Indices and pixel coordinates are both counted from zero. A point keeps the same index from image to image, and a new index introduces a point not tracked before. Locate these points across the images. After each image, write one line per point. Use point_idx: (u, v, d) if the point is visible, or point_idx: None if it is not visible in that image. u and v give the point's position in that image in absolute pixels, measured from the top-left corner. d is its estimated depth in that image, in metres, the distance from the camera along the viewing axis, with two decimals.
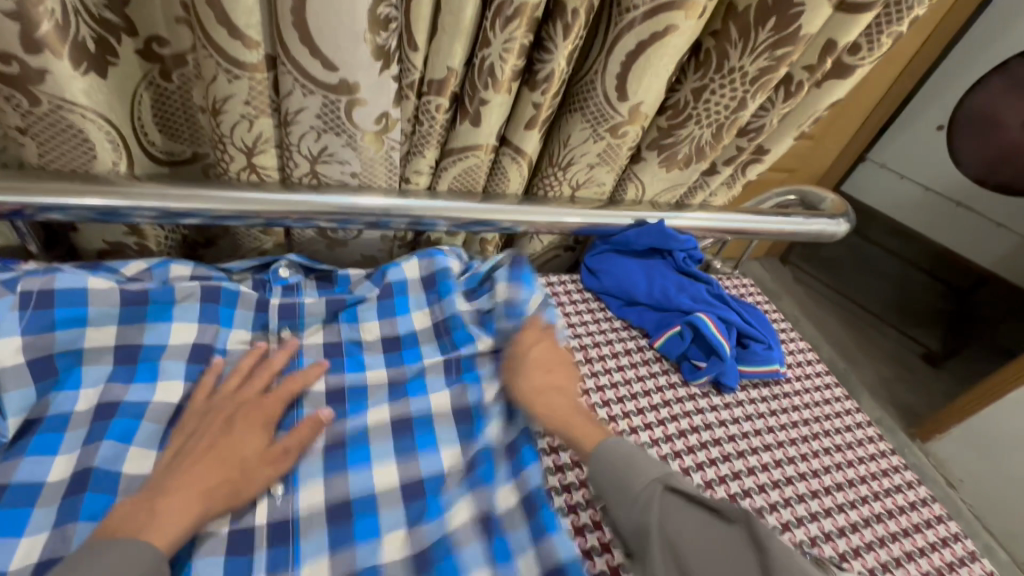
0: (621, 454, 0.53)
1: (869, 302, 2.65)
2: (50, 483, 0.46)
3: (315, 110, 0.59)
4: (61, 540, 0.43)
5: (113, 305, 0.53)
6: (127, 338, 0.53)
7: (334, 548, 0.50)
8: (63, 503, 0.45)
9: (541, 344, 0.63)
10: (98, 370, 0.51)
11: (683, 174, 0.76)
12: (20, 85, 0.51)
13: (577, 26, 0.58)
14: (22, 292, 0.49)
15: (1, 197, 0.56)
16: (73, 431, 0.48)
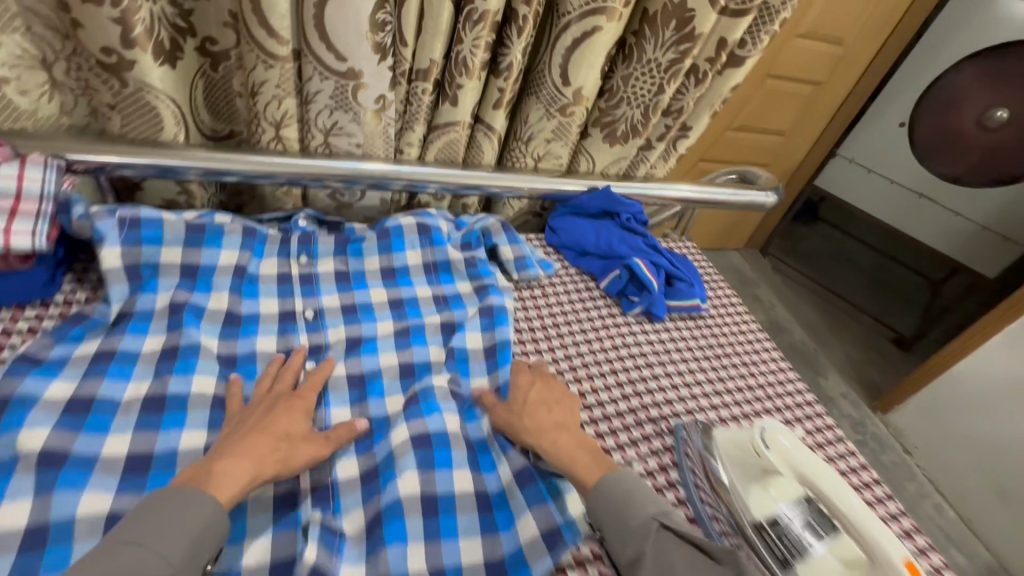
0: (620, 488, 0.58)
1: (846, 292, 2.78)
2: (145, 353, 0.63)
3: (329, 92, 0.77)
4: (159, 386, 0.61)
5: (180, 232, 0.70)
6: (190, 258, 0.70)
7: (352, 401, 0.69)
8: (158, 366, 0.63)
9: (535, 385, 0.71)
10: (169, 281, 0.68)
11: (626, 148, 0.95)
12: (116, 71, 0.69)
13: (528, 28, 0.76)
14: (122, 217, 0.67)
15: (88, 157, 0.73)
16: (156, 321, 0.65)
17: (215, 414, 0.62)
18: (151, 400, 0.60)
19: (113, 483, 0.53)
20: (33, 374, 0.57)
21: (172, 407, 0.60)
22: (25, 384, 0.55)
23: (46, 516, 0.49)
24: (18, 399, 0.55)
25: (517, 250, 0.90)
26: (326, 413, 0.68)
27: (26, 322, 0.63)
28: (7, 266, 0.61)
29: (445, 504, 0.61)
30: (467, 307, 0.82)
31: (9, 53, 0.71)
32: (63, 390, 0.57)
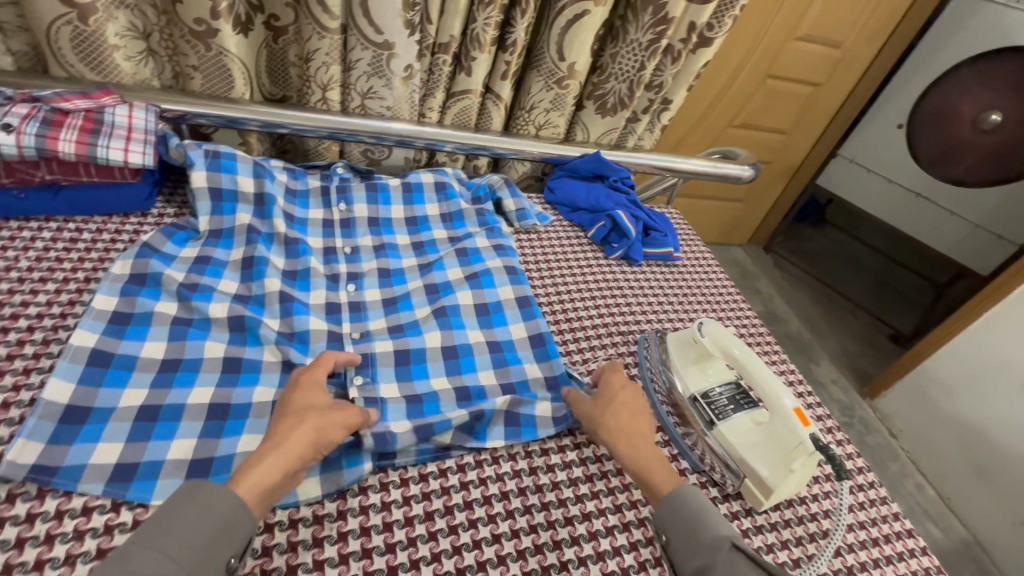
0: (694, 503, 0.60)
1: (848, 290, 2.71)
2: (232, 261, 0.78)
3: (368, 60, 0.95)
4: (246, 288, 0.75)
5: (249, 163, 0.87)
6: (259, 187, 0.86)
7: (387, 315, 0.79)
8: (243, 270, 0.77)
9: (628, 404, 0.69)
10: (245, 208, 0.84)
11: (616, 119, 1.11)
12: (203, 38, 0.87)
13: (530, 10, 0.93)
14: (207, 150, 0.85)
15: (173, 107, 0.90)
16: (238, 237, 0.80)
17: (286, 304, 0.74)
18: (240, 295, 0.74)
19: (224, 337, 0.68)
20: (154, 258, 0.72)
21: (255, 301, 0.73)
22: (149, 265, 0.71)
23: (179, 355, 0.65)
24: (151, 275, 0.70)
25: (518, 204, 1.04)
26: (365, 322, 0.77)
27: (132, 226, 0.81)
28: (122, 178, 0.80)
29: (476, 392, 0.73)
30: (476, 241, 0.93)
31: (120, 27, 0.86)
32: (176, 274, 0.72)
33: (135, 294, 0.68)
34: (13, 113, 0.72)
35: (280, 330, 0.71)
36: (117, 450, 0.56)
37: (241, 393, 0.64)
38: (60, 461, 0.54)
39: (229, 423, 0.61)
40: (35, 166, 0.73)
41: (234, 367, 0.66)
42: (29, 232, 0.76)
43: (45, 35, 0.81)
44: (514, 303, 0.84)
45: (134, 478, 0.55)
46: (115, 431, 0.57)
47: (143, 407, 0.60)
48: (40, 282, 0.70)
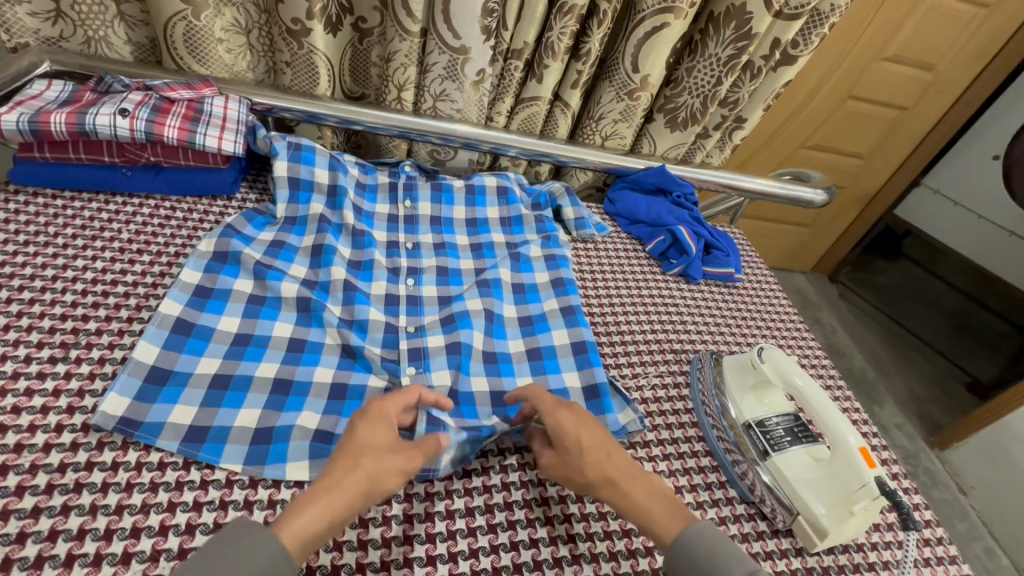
0: (703, 546, 0.52)
1: (921, 330, 2.52)
2: (303, 247, 0.82)
3: (443, 64, 0.98)
4: (314, 274, 0.79)
5: (325, 156, 0.92)
6: (332, 180, 0.90)
7: (442, 313, 0.81)
8: (312, 257, 0.81)
9: (587, 433, 0.60)
10: (319, 198, 0.89)
11: (686, 134, 1.08)
12: (298, 36, 0.93)
13: (606, 20, 0.93)
14: (290, 141, 0.90)
15: (261, 101, 0.96)
16: (310, 225, 0.85)
17: (349, 293, 0.77)
18: (308, 282, 0.77)
19: (292, 317, 0.72)
20: (235, 238, 0.77)
21: (320, 287, 0.77)
22: (230, 245, 0.76)
23: (251, 330, 0.70)
24: (232, 253, 0.76)
25: (578, 212, 1.04)
26: (420, 317, 0.79)
27: (218, 209, 0.87)
28: (214, 163, 0.86)
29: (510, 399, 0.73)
30: (532, 247, 0.94)
31: (226, 22, 0.94)
32: (253, 253, 0.77)
33: (217, 271, 0.74)
34: (129, 100, 0.80)
35: (341, 317, 0.74)
36: (192, 413, 0.61)
37: (304, 372, 0.67)
38: (143, 417, 0.59)
39: (290, 399, 0.65)
40: (143, 148, 0.80)
41: (299, 348, 0.70)
42: (130, 207, 0.83)
43: (162, 28, 0.89)
44: (559, 312, 0.83)
45: (205, 441, 0.59)
46: (192, 396, 0.62)
47: (216, 376, 0.64)
48: (137, 253, 0.76)
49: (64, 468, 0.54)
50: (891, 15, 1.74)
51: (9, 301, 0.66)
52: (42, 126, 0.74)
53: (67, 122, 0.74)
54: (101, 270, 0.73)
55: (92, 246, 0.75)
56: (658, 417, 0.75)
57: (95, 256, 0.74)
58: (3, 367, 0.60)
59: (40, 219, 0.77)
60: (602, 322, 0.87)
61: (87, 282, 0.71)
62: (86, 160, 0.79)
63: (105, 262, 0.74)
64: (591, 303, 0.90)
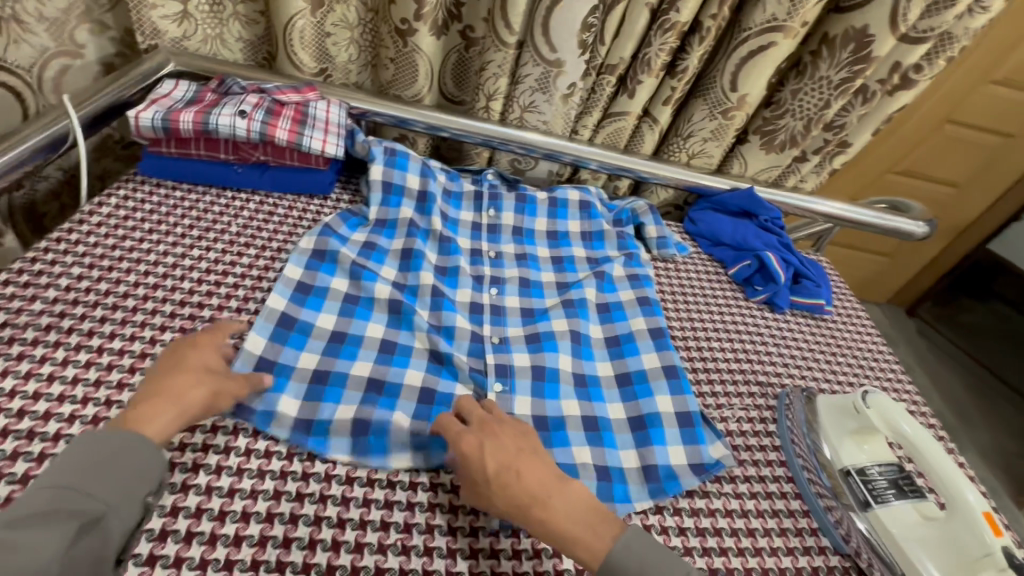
0: (632, 559, 0.52)
1: (1013, 377, 2.32)
2: (393, 250, 0.84)
3: (536, 76, 0.99)
4: (403, 276, 0.81)
5: (417, 162, 0.94)
6: (422, 185, 0.93)
7: (526, 325, 0.81)
8: (402, 261, 0.83)
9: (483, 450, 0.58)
10: (408, 202, 0.91)
11: (780, 157, 1.05)
12: (405, 39, 0.95)
13: (709, 38, 0.90)
14: (386, 147, 0.93)
15: (359, 104, 1.00)
16: (400, 229, 0.87)
17: (436, 298, 0.79)
18: (398, 285, 0.79)
19: (383, 318, 0.75)
20: (333, 238, 0.81)
21: (409, 290, 0.79)
22: (329, 244, 0.80)
23: (346, 328, 0.72)
24: (330, 252, 0.79)
25: (660, 231, 1.02)
26: (503, 328, 0.80)
27: (315, 207, 0.91)
28: (316, 165, 0.90)
29: (603, 423, 0.71)
30: (615, 265, 0.92)
31: (336, 18, 0.97)
32: (349, 254, 0.79)
33: (316, 268, 0.77)
34: (246, 101, 0.86)
35: (429, 322, 0.76)
36: (295, 406, 0.64)
37: (395, 374, 0.69)
38: (251, 402, 0.62)
39: (382, 399, 0.67)
40: (255, 147, 0.85)
41: (390, 350, 0.71)
42: (238, 202, 0.87)
43: (280, 28, 0.94)
44: (647, 333, 0.82)
45: (309, 432, 0.62)
46: (294, 388, 0.65)
47: (315, 370, 0.67)
48: (245, 246, 0.81)
49: (183, 447, 0.58)
50: (1004, 36, 1.61)
51: (136, 285, 0.72)
52: (173, 123, 0.80)
53: (195, 121, 0.80)
54: (214, 260, 0.78)
55: (206, 237, 0.80)
56: (745, 452, 0.72)
57: (209, 246, 0.79)
58: (132, 346, 0.65)
59: (163, 207, 0.82)
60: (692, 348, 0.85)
61: (203, 271, 0.76)
62: (204, 156, 0.85)
63: (218, 253, 0.79)
64: (675, 325, 0.88)
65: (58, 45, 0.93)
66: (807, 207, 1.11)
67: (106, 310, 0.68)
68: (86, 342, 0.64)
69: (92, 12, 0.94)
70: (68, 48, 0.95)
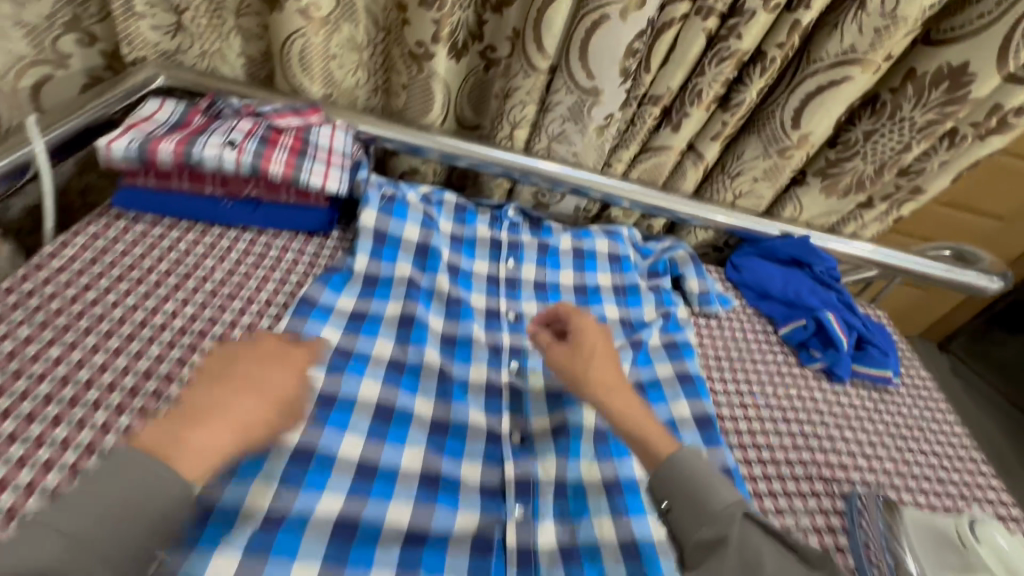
0: (694, 466, 0.54)
1: None
2: (388, 316, 0.72)
3: (568, 104, 0.87)
4: (400, 350, 0.69)
5: (419, 212, 0.84)
6: (424, 238, 0.82)
7: (552, 411, 0.68)
8: (399, 329, 0.71)
9: (598, 338, 0.66)
10: (406, 257, 0.79)
11: (841, 203, 0.94)
12: (418, 63, 0.84)
13: (772, 69, 0.78)
14: (384, 192, 0.83)
15: (369, 128, 0.89)
16: (398, 288, 0.75)
17: (444, 384, 0.68)
18: (393, 361, 0.68)
19: (364, 427, 0.61)
20: (311, 315, 0.68)
21: (409, 372, 0.67)
22: (306, 326, 0.67)
23: (314, 441, 0.58)
24: (303, 340, 0.66)
25: (703, 284, 0.90)
26: (526, 419, 0.68)
27: (311, 249, 0.79)
28: (314, 202, 0.79)
29: (645, 550, 0.57)
30: (652, 332, 0.81)
31: (342, 38, 0.86)
32: (331, 334, 0.67)
33: (292, 346, 0.65)
34: (238, 129, 0.75)
35: (433, 416, 0.65)
36: (232, 567, 0.48)
37: (374, 508, 0.55)
38: (216, 497, 0.52)
39: (364, 522, 0.54)
40: (246, 181, 0.75)
41: (373, 469, 0.58)
42: (224, 242, 0.76)
43: (279, 45, 0.83)
44: (692, 423, 0.70)
45: (274, 540, 0.50)
46: (258, 494, 0.53)
47: (295, 449, 0.57)
48: (228, 298, 0.70)
49: None
50: None
51: (95, 350, 0.61)
52: (150, 155, 0.69)
53: (175, 152, 0.69)
54: (191, 317, 0.67)
55: (183, 287, 0.69)
56: None
57: (186, 299, 0.68)
58: (82, 434, 0.55)
59: (137, 249, 0.71)
60: (744, 429, 0.75)
61: (176, 331, 0.65)
62: (187, 189, 0.74)
63: (196, 307, 0.68)
64: (727, 394, 0.79)
65: (37, 52, 0.82)
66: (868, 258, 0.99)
67: (54, 385, 0.57)
68: (25, 429, 0.53)
69: (79, 21, 0.84)
70: (50, 57, 0.84)
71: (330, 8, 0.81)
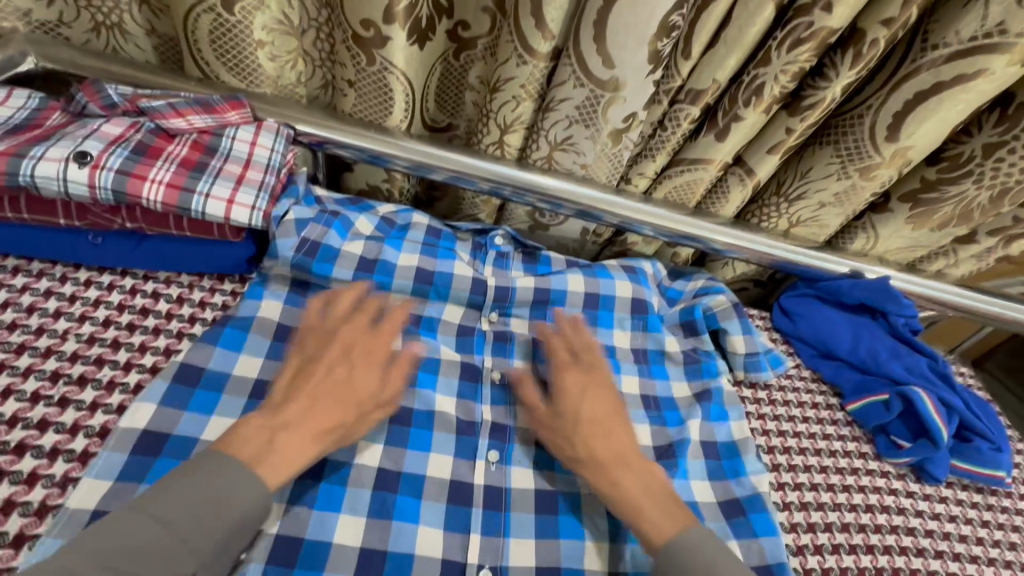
0: (699, 555, 0.46)
1: None
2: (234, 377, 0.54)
3: (577, 101, 0.64)
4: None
5: (352, 266, 0.62)
6: None
7: (540, 535, 0.54)
8: None
9: (589, 396, 0.56)
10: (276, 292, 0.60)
11: (932, 236, 0.72)
12: (367, 46, 0.61)
13: (870, 56, 0.55)
14: (304, 237, 0.60)
15: (311, 130, 0.66)
16: (256, 337, 0.57)
17: (381, 495, 0.53)
18: (312, 459, 0.53)
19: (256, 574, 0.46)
20: (188, 407, 0.51)
21: (333, 477, 0.52)
22: (180, 422, 0.50)
23: None
24: (173, 439, 0.49)
25: (752, 344, 0.69)
26: (503, 543, 0.53)
27: (220, 299, 0.59)
28: (222, 236, 0.57)
29: None
30: (687, 423, 0.62)
31: (270, 18, 0.62)
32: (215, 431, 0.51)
33: (144, 468, 0.47)
34: (102, 134, 0.54)
35: (361, 545, 0.50)
36: None
37: None
38: None
39: None
40: (115, 211, 0.53)
41: None
42: (91, 293, 0.55)
43: (183, 23, 0.61)
44: None
45: None
46: None
47: None
48: (76, 384, 0.49)
49: None
50: None
51: None
52: None
53: None
54: (10, 420, 0.46)
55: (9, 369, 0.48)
56: None
57: (8, 388, 0.48)
58: None
59: None
60: (817, 569, 0.56)
61: None
62: (31, 221, 0.53)
63: (22, 403, 0.47)
64: (793, 513, 0.60)
65: None
66: (977, 305, 0.75)
67: None
68: None
69: None
70: None
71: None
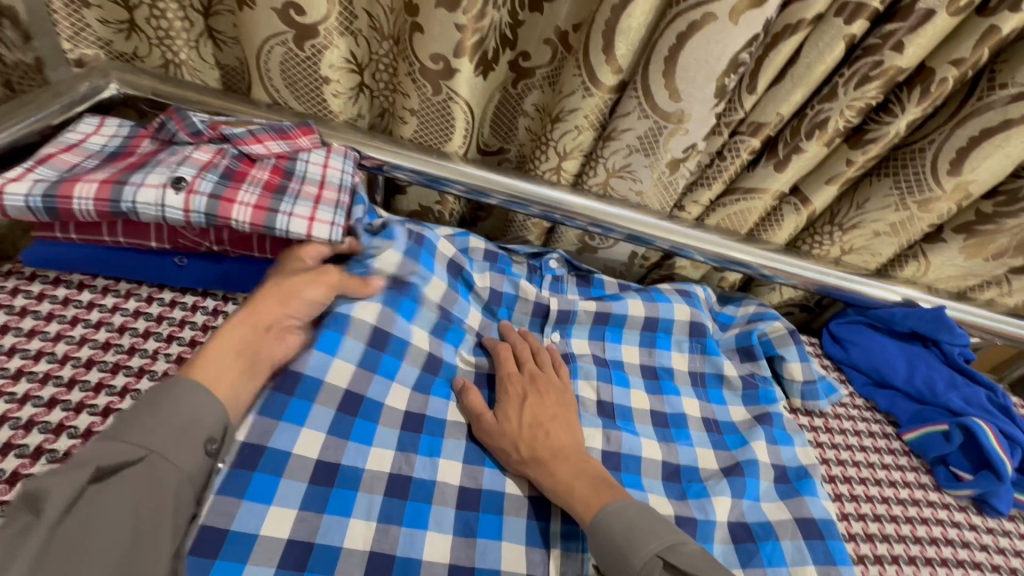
0: (619, 521, 0.47)
1: None
2: (327, 386, 0.54)
3: (639, 132, 0.66)
4: (405, 462, 0.53)
5: (443, 269, 0.65)
6: (446, 301, 0.64)
7: None
8: (402, 433, 0.55)
9: (525, 400, 0.57)
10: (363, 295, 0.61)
11: (984, 266, 0.73)
12: (434, 78, 0.63)
13: (939, 94, 0.56)
14: (411, 229, 0.64)
15: (378, 153, 0.68)
16: (351, 342, 0.56)
17: (464, 514, 0.52)
18: (396, 478, 0.52)
19: None
20: (285, 420, 0.51)
21: (417, 495, 0.51)
22: (275, 435, 0.50)
23: None
24: (268, 454, 0.49)
25: (809, 371, 0.70)
26: (584, 557, 0.51)
27: None
28: None
29: None
30: (752, 444, 0.63)
31: (338, 56, 0.64)
32: (306, 447, 0.50)
33: (241, 488, 0.46)
34: (193, 160, 0.57)
35: (450, 562, 0.48)
36: None
37: None
38: None
39: None
40: (204, 233, 0.56)
41: None
42: (177, 314, 0.57)
43: (254, 53, 0.63)
44: None
45: None
46: None
47: None
48: None
49: None
50: None
51: None
52: (62, 204, 0.50)
53: (96, 198, 0.51)
54: None
55: (106, 389, 0.50)
56: None
57: (107, 407, 0.49)
58: None
59: (49, 327, 0.52)
60: None
61: None
62: (125, 244, 0.56)
63: None
64: (859, 544, 0.59)
65: None
66: None
67: None
68: None
69: None
70: None
71: (321, 15, 0.59)
